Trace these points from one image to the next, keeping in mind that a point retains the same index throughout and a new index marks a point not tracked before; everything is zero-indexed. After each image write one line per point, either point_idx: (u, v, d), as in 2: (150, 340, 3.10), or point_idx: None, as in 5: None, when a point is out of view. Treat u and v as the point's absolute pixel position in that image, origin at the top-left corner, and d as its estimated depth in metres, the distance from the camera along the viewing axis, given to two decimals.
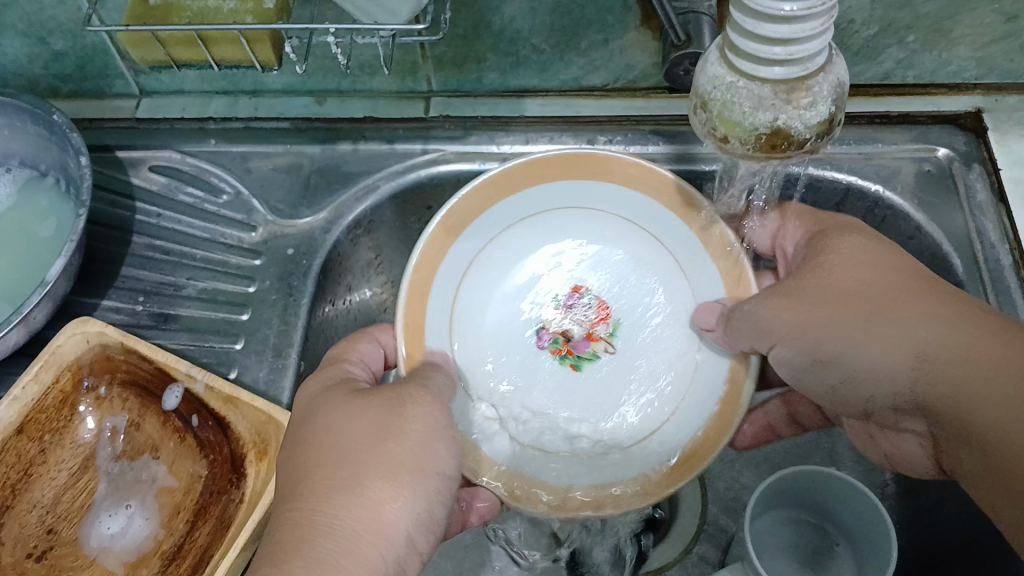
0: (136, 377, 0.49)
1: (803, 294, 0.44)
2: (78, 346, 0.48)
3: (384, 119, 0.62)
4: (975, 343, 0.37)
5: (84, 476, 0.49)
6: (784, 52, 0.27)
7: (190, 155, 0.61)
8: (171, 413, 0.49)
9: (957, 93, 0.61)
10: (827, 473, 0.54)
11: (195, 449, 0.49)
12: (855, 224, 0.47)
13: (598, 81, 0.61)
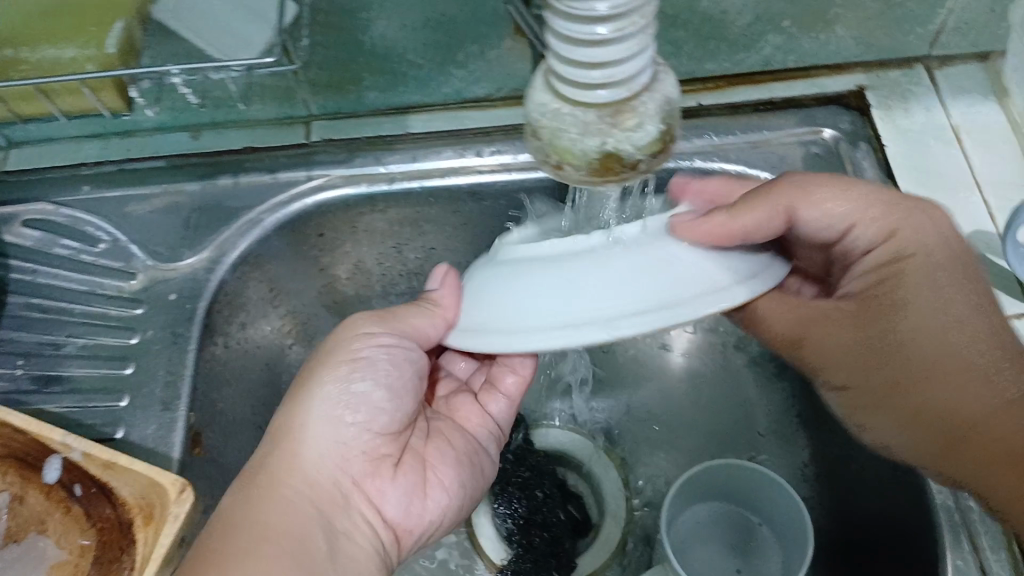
0: (13, 450, 0.47)
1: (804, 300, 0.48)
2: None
3: (264, 148, 0.59)
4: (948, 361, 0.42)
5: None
6: (601, 76, 0.26)
7: (65, 206, 0.58)
8: (53, 484, 0.46)
9: (839, 73, 0.61)
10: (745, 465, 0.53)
11: (81, 521, 0.46)
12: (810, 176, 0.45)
13: (481, 92, 0.60)
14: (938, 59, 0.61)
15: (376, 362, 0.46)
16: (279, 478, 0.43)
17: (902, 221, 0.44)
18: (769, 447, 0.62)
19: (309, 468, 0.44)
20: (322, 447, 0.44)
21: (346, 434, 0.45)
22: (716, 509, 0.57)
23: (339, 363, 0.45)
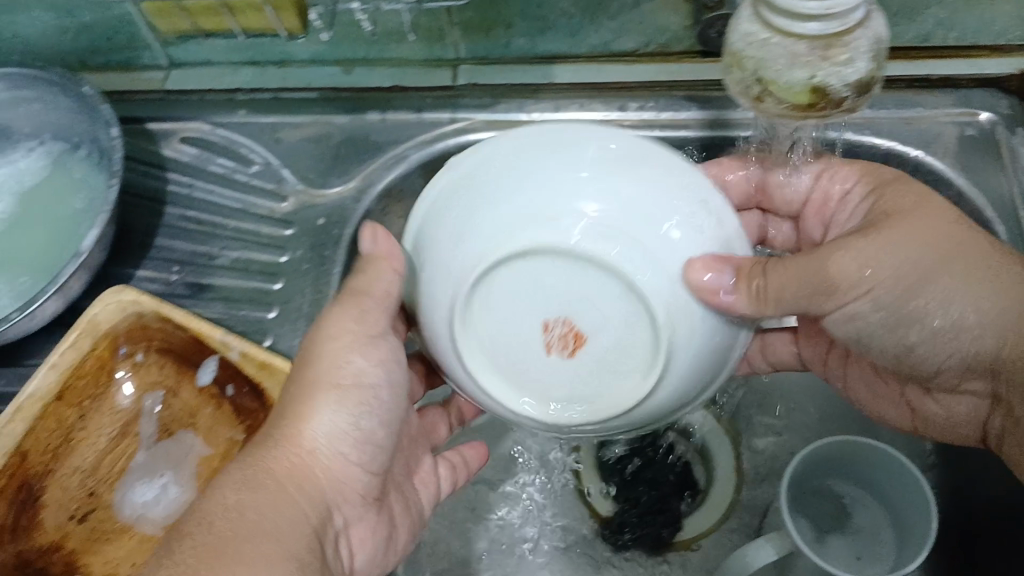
0: (171, 345, 0.50)
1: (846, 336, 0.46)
2: (113, 315, 0.48)
3: (411, 88, 0.61)
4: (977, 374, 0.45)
5: (120, 442, 0.50)
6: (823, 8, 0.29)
7: (220, 126, 0.61)
8: (207, 384, 0.50)
9: (1001, 55, 0.59)
10: (873, 447, 0.54)
11: (231, 417, 0.50)
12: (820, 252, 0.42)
13: (630, 46, 0.60)
14: None
15: (378, 382, 0.44)
16: (271, 465, 0.40)
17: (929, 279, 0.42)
18: (886, 429, 0.61)
19: (314, 465, 0.42)
20: (322, 443, 0.42)
21: (344, 469, 0.43)
22: (830, 488, 0.57)
23: (347, 391, 0.43)
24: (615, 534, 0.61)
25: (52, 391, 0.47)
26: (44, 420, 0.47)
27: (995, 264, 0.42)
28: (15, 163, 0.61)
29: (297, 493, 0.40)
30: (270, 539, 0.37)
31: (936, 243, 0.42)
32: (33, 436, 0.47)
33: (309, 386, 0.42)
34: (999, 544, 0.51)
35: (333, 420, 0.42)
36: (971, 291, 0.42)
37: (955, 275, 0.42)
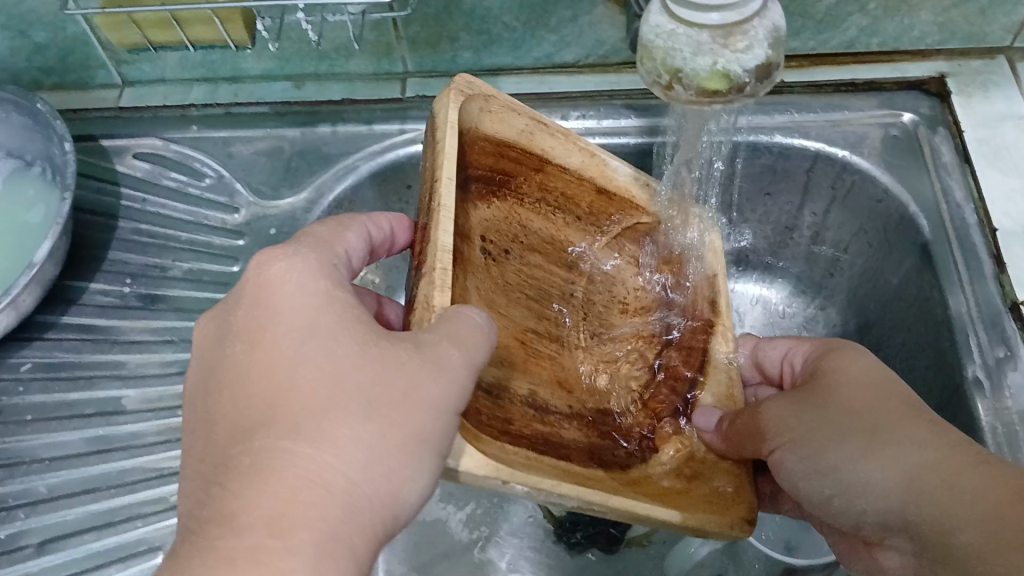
0: (569, 192, 0.52)
1: (278, 442, 0.33)
2: (665, 209, 0.52)
3: (361, 101, 0.63)
4: (299, 510, 0.31)
5: (536, 197, 0.51)
6: (727, 45, 0.30)
7: (173, 142, 0.62)
8: (509, 193, 0.50)
9: (921, 59, 0.62)
10: None
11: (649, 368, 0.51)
12: (355, 383, 0.35)
13: (570, 58, 0.62)
14: (1021, 51, 0.62)
15: None
16: (254, 479, 0.32)
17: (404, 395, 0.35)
18: None
19: None
20: (408, 500, 0.35)
21: None
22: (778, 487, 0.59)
23: None
24: (566, 532, 0.61)
25: (489, 151, 0.50)
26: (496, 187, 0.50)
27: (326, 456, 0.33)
28: None
29: (316, 505, 0.32)
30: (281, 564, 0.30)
31: (847, 363, 0.44)
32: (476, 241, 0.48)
33: (330, 508, 0.32)
34: None
35: (377, 440, 0.34)
36: (877, 463, 0.39)
37: (828, 454, 0.41)
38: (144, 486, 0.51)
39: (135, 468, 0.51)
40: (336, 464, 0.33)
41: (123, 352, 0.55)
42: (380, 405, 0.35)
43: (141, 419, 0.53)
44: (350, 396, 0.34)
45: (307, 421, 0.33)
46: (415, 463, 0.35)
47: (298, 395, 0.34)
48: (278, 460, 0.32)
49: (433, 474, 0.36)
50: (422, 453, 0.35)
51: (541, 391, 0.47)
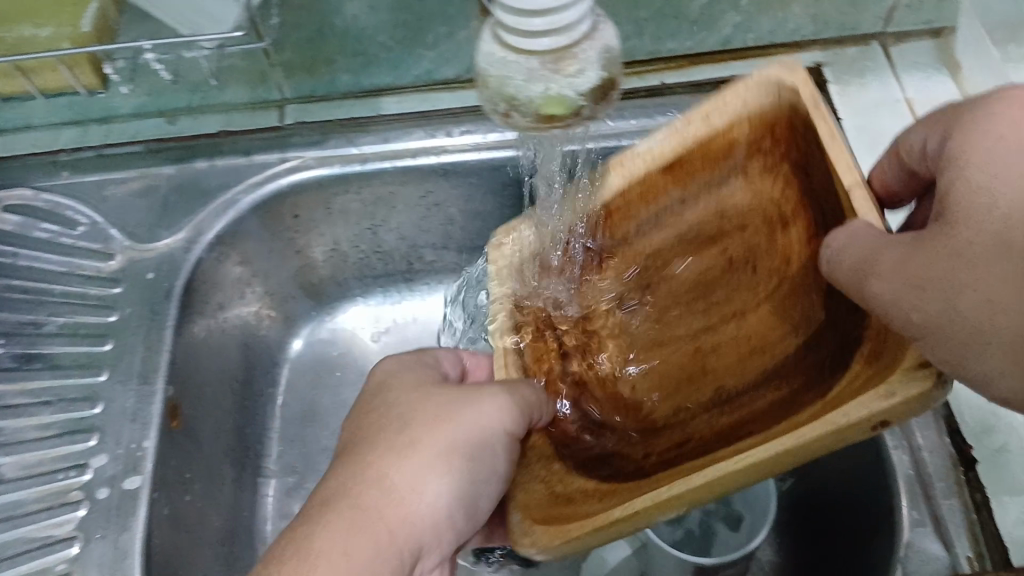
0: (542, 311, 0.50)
1: (358, 443, 0.41)
2: (554, 223, 0.51)
3: (239, 132, 0.60)
4: (361, 486, 0.39)
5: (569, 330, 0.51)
6: (557, 69, 0.29)
7: (43, 190, 0.59)
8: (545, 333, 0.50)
9: (797, 51, 0.62)
10: None
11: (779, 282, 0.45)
12: (404, 415, 0.42)
13: (452, 74, 0.61)
14: (893, 35, 0.63)
15: None
16: (316, 526, 0.37)
17: (474, 409, 0.42)
18: None
19: None
20: (439, 506, 0.39)
21: None
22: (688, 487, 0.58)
23: None
24: None
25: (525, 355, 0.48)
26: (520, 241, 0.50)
27: (401, 438, 0.41)
28: None
29: (372, 507, 0.38)
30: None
31: (978, 187, 0.36)
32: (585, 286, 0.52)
33: (378, 508, 0.38)
34: (843, 522, 0.53)
35: (414, 470, 0.40)
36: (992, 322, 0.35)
37: (977, 334, 0.35)
38: (25, 558, 0.48)
39: (14, 539, 0.49)
40: (411, 482, 0.39)
41: None
42: (436, 416, 0.42)
43: (20, 487, 0.50)
44: (415, 419, 0.41)
45: (380, 441, 0.41)
46: (441, 468, 0.40)
47: (348, 437, 0.43)
48: (327, 500, 0.38)
49: (460, 483, 0.40)
50: (457, 460, 0.40)
51: (681, 433, 0.45)
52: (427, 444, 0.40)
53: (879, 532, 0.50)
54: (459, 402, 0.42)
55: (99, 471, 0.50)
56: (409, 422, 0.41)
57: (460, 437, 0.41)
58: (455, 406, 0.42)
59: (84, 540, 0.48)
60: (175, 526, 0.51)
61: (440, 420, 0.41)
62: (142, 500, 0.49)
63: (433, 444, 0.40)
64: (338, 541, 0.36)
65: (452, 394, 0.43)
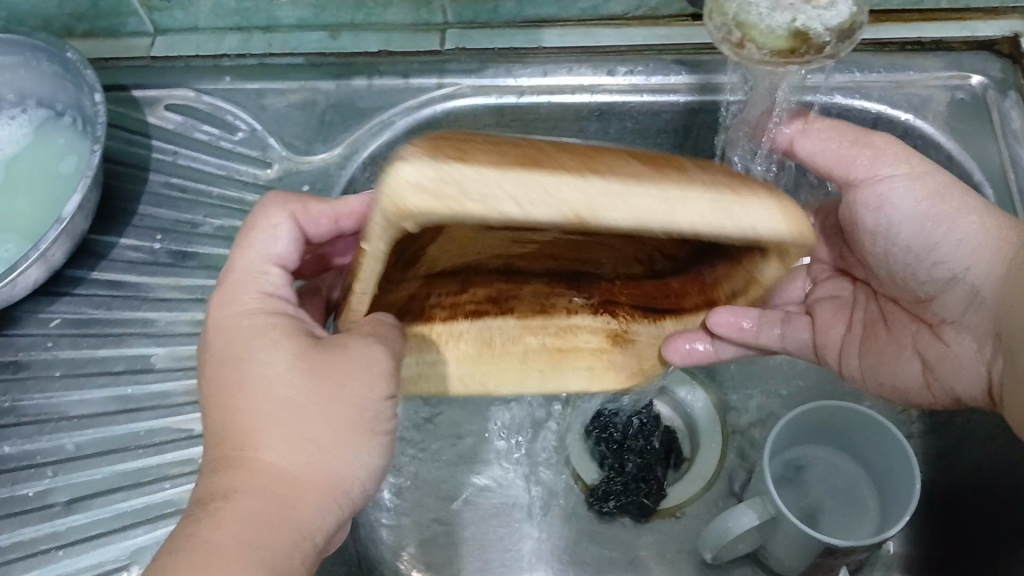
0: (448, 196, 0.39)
1: (250, 398, 0.37)
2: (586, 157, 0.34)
3: (398, 53, 0.60)
4: (242, 483, 0.35)
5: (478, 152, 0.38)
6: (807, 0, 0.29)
7: (205, 94, 0.60)
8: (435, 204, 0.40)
9: (994, 17, 0.58)
10: (841, 406, 0.55)
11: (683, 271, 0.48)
12: (328, 359, 0.38)
13: (619, 9, 0.59)
14: None
15: None
16: (206, 518, 0.34)
17: (343, 380, 0.38)
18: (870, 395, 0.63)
19: None
20: (350, 485, 0.38)
21: None
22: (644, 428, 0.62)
23: None
24: (599, 501, 0.60)
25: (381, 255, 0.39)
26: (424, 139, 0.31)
27: (302, 411, 0.37)
28: None
29: (265, 511, 0.34)
30: (215, 561, 0.32)
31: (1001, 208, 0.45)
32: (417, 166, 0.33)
33: (281, 507, 0.35)
34: (986, 520, 0.52)
35: (307, 449, 0.36)
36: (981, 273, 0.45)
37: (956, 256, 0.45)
38: (172, 447, 0.50)
39: (164, 428, 0.51)
40: (286, 464, 0.36)
41: (153, 309, 0.54)
42: (300, 369, 0.37)
43: (172, 377, 0.52)
44: (277, 377, 0.37)
45: (272, 418, 0.36)
46: (347, 444, 0.37)
47: (266, 375, 0.37)
48: (218, 493, 0.35)
49: (363, 458, 0.38)
50: (354, 434, 0.38)
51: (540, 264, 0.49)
52: (298, 427, 0.36)
53: None
54: (337, 359, 0.38)
55: None
56: (275, 379, 0.37)
57: (350, 405, 0.38)
58: (343, 362, 0.38)
59: None
60: None
61: (328, 388, 0.37)
62: None
63: (301, 408, 0.37)
64: (241, 528, 0.33)
65: (334, 349, 0.38)
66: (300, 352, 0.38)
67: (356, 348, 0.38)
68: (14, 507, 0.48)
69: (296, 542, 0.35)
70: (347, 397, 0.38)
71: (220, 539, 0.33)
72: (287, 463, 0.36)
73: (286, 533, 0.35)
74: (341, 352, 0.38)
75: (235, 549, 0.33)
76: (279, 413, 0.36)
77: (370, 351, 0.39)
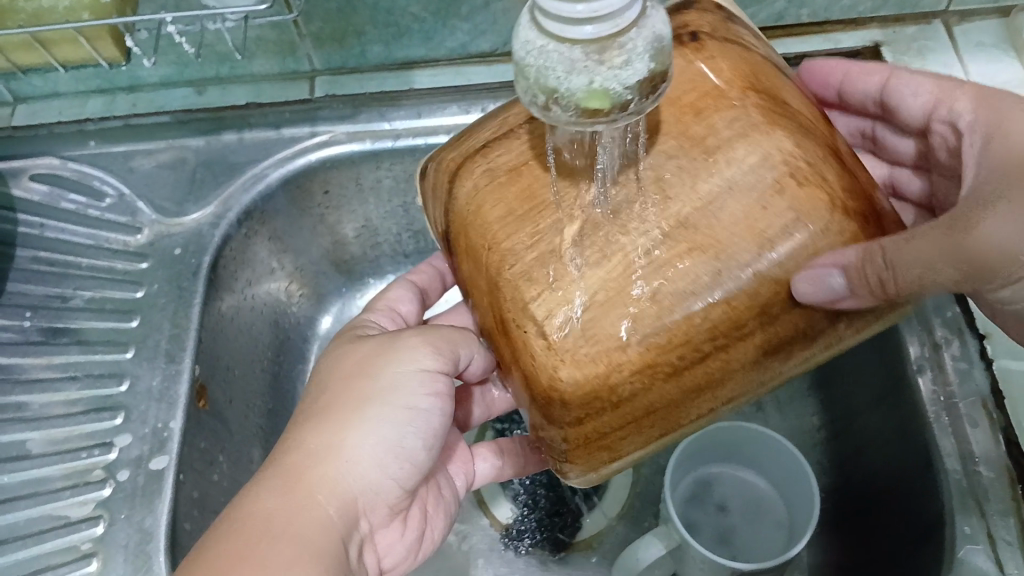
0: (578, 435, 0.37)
1: (325, 398, 0.45)
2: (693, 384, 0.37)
3: (268, 104, 0.59)
4: (289, 454, 0.42)
5: (582, 422, 0.36)
6: (599, 60, 0.27)
7: (71, 160, 0.58)
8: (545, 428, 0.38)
9: (854, 28, 0.59)
10: (736, 426, 0.55)
11: (765, 119, 0.37)
12: (377, 361, 0.45)
13: (487, 46, 0.59)
14: (957, 14, 0.60)
15: None
16: (252, 483, 0.41)
17: (386, 369, 0.45)
18: (777, 407, 0.63)
19: None
20: (360, 458, 0.43)
21: None
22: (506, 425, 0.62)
23: None
24: (514, 540, 0.60)
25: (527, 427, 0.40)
26: (566, 410, 0.36)
27: (352, 399, 0.44)
28: None
29: (299, 485, 0.41)
30: (244, 532, 0.38)
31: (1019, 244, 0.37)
32: (526, 364, 0.36)
33: (306, 467, 0.41)
34: (889, 525, 0.52)
35: (358, 428, 0.43)
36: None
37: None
38: (52, 536, 0.48)
39: (41, 517, 0.48)
40: (333, 443, 0.43)
41: (25, 392, 0.52)
42: (358, 367, 0.45)
43: (48, 463, 0.50)
44: (351, 375, 0.45)
45: (330, 408, 0.44)
46: (389, 424, 0.44)
47: (336, 374, 0.46)
48: (269, 462, 0.42)
49: (408, 437, 0.44)
50: (394, 413, 0.44)
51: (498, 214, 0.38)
52: (343, 412, 0.43)
53: (924, 541, 0.48)
54: (381, 363, 0.45)
55: (124, 452, 0.49)
56: (347, 380, 0.45)
57: (397, 399, 0.44)
58: (387, 365, 0.45)
59: (109, 520, 0.47)
60: (203, 507, 0.50)
61: (378, 381, 0.44)
62: (167, 484, 0.48)
63: (358, 394, 0.44)
64: (268, 498, 0.40)
65: (381, 356, 0.46)
66: (359, 353, 0.46)
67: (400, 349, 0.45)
68: None
69: (321, 506, 0.41)
70: (387, 391, 0.44)
71: (248, 504, 0.39)
72: (331, 441, 0.43)
73: (317, 495, 0.41)
74: (384, 364, 0.45)
75: (259, 508, 0.39)
76: (334, 400, 0.44)
77: (408, 360, 0.45)
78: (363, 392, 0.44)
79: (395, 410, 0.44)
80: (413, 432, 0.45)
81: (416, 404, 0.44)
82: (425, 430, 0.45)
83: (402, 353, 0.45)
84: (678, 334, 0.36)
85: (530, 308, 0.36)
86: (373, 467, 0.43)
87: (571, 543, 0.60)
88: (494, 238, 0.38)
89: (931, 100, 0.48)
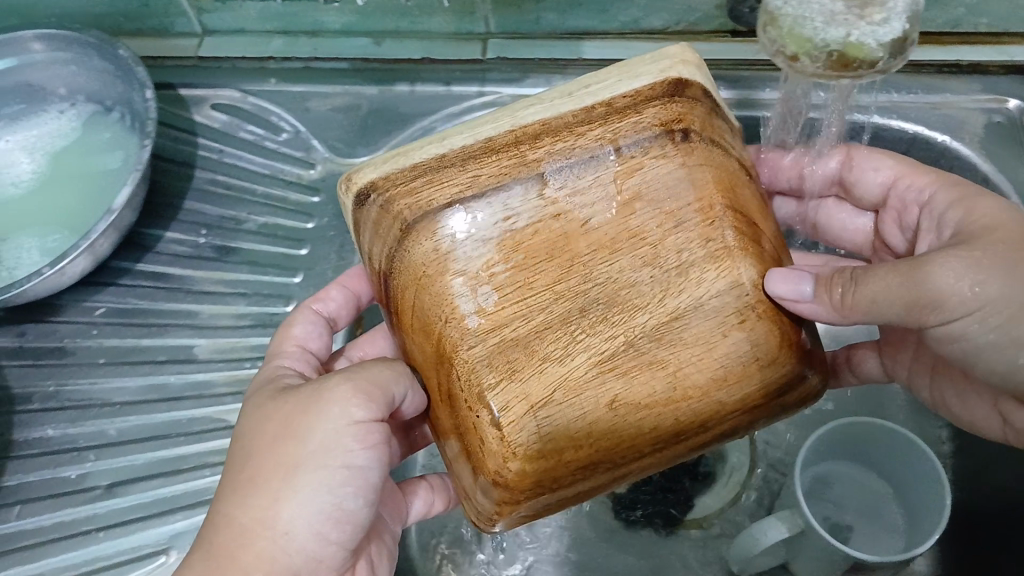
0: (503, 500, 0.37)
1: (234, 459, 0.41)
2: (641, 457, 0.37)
3: (440, 61, 0.61)
4: (222, 531, 0.39)
5: (511, 496, 0.36)
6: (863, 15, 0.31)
7: (251, 94, 0.61)
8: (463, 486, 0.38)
9: None
10: (872, 422, 0.55)
11: (738, 245, 0.37)
12: (309, 421, 0.40)
13: (659, 24, 0.59)
14: None
15: None
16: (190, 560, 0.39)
17: (324, 429, 0.39)
18: (902, 413, 0.63)
19: None
20: (297, 531, 0.39)
21: None
22: None
23: None
24: (625, 509, 0.61)
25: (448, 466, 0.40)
26: (502, 493, 0.36)
27: (285, 463, 0.39)
28: (47, 125, 0.61)
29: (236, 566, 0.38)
30: None
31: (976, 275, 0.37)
32: (473, 445, 0.36)
33: (230, 550, 0.38)
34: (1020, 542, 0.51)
35: (290, 495, 0.39)
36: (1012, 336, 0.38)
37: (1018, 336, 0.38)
38: (211, 435, 0.51)
39: (203, 418, 0.52)
40: (265, 515, 0.39)
41: (196, 302, 0.55)
42: (272, 426, 0.40)
43: (212, 369, 0.53)
44: (274, 432, 0.40)
45: (232, 480, 0.40)
46: (316, 489, 0.39)
47: (255, 430, 0.41)
48: (205, 538, 0.39)
49: (350, 501, 0.40)
50: (298, 477, 0.39)
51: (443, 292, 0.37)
52: (258, 478, 0.39)
53: None
54: (306, 421, 0.40)
55: None
56: (247, 441, 0.41)
57: (331, 461, 0.39)
58: (322, 427, 0.40)
59: None
60: None
61: (298, 445, 0.39)
62: None
63: (263, 459, 0.39)
64: None
65: (315, 407, 0.40)
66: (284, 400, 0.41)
67: (334, 403, 0.40)
68: (56, 489, 0.50)
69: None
70: (312, 450, 0.39)
71: None
72: (266, 514, 0.39)
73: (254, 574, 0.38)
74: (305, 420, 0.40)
75: None
76: (255, 463, 0.40)
77: (341, 412, 0.40)
78: (293, 454, 0.39)
79: (332, 472, 0.39)
80: (350, 497, 0.40)
81: (343, 465, 0.39)
82: (347, 490, 0.40)
83: (337, 411, 0.40)
84: (627, 434, 0.36)
85: (487, 395, 0.35)
86: (305, 536, 0.39)
87: (682, 521, 0.60)
88: (443, 311, 0.36)
89: (892, 176, 0.48)
